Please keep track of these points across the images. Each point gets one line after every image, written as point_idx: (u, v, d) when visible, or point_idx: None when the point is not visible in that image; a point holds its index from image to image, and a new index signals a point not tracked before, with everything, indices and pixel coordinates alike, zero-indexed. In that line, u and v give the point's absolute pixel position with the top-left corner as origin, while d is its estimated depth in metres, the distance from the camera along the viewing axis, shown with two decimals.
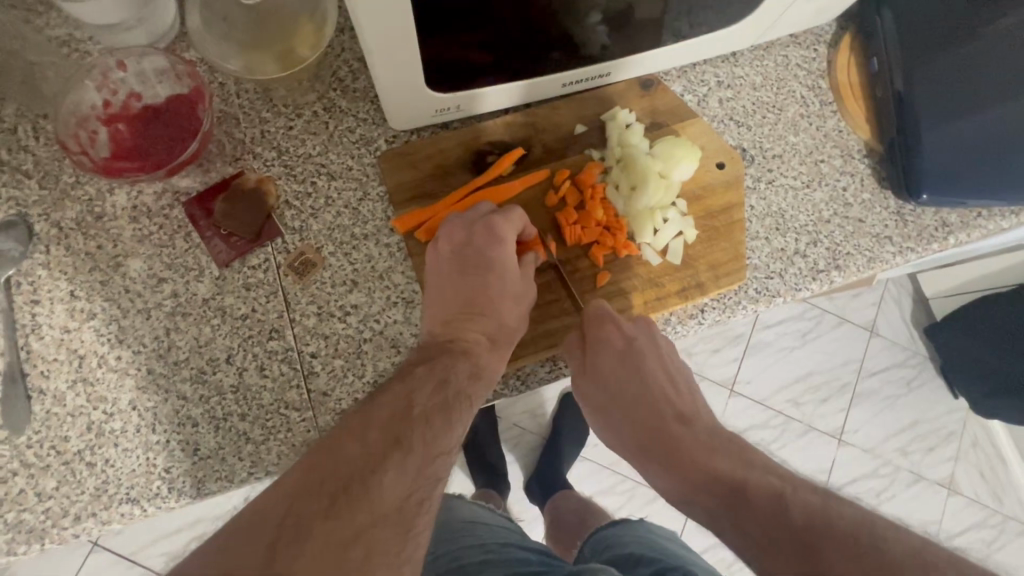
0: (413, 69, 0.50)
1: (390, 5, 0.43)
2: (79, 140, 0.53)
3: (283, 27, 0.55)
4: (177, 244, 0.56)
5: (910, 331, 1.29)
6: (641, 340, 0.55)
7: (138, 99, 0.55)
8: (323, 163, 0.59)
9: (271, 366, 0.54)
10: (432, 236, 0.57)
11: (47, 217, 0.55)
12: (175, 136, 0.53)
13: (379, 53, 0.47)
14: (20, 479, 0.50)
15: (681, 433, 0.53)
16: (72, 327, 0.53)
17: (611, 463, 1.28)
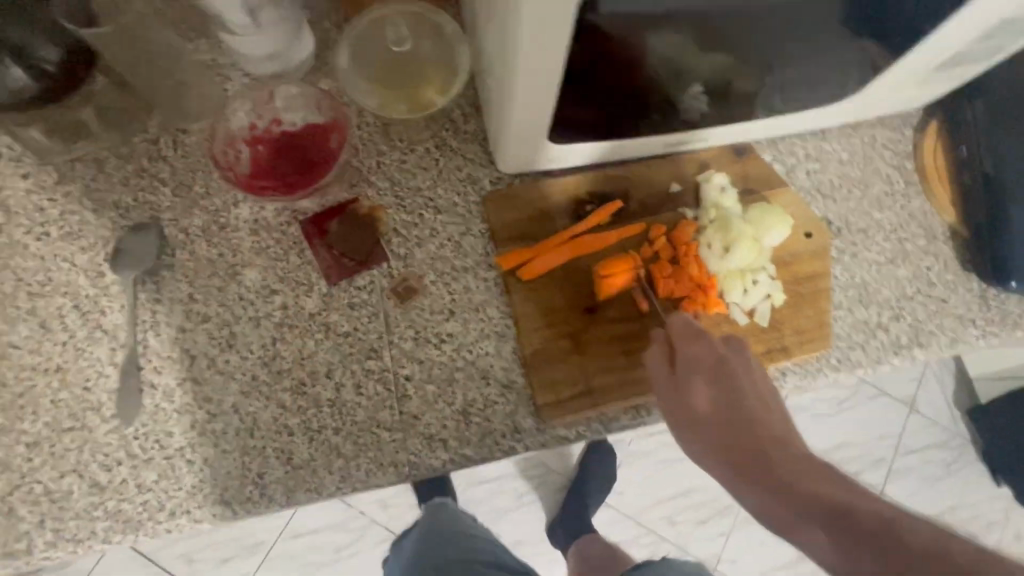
0: (542, 129, 0.53)
1: (539, 84, 0.46)
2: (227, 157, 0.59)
3: (418, 74, 0.59)
4: (290, 259, 0.59)
5: (950, 411, 1.26)
6: (732, 357, 0.49)
7: (275, 121, 0.60)
8: (430, 197, 0.62)
9: (367, 384, 0.56)
10: (533, 277, 0.58)
11: (176, 222, 0.59)
12: (313, 164, 0.59)
13: (518, 116, 0.51)
14: (124, 469, 0.52)
15: (778, 452, 0.42)
16: (187, 328, 0.56)
17: (636, 515, 1.26)
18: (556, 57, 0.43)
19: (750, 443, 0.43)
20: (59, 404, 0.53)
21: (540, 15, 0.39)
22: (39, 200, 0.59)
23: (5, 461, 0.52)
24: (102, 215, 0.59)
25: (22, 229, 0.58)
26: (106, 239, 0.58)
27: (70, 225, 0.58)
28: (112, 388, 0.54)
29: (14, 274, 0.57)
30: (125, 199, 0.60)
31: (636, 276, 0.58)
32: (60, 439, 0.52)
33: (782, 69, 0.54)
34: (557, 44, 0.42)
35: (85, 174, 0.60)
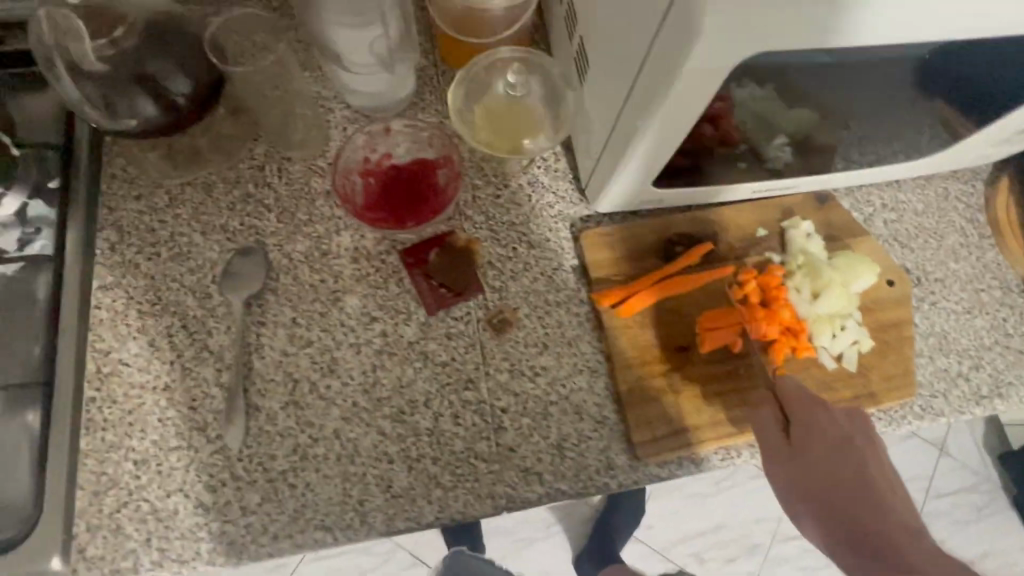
0: (649, 176, 0.55)
1: (663, 135, 0.48)
2: (343, 188, 0.62)
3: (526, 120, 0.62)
4: (390, 287, 0.61)
5: (981, 454, 1.26)
6: (859, 439, 0.53)
7: (385, 154, 0.63)
8: (524, 232, 0.64)
9: (464, 415, 0.57)
10: (630, 314, 0.59)
11: (280, 247, 0.61)
12: (424, 198, 0.63)
13: (631, 164, 0.53)
14: (228, 490, 0.53)
15: (903, 542, 0.47)
16: (290, 351, 0.58)
17: (664, 549, 1.25)
18: (694, 108, 0.45)
19: (874, 532, 0.48)
20: (165, 423, 0.54)
21: (694, 75, 0.41)
22: (150, 222, 0.61)
23: (113, 478, 0.52)
24: (209, 238, 0.61)
25: (134, 249, 0.60)
26: (213, 262, 0.60)
27: (179, 247, 0.60)
28: (217, 409, 0.55)
29: (125, 293, 0.58)
30: (231, 223, 0.62)
31: (742, 330, 0.59)
32: (167, 458, 0.53)
33: (872, 124, 0.57)
34: (700, 96, 0.43)
35: (194, 198, 0.62)
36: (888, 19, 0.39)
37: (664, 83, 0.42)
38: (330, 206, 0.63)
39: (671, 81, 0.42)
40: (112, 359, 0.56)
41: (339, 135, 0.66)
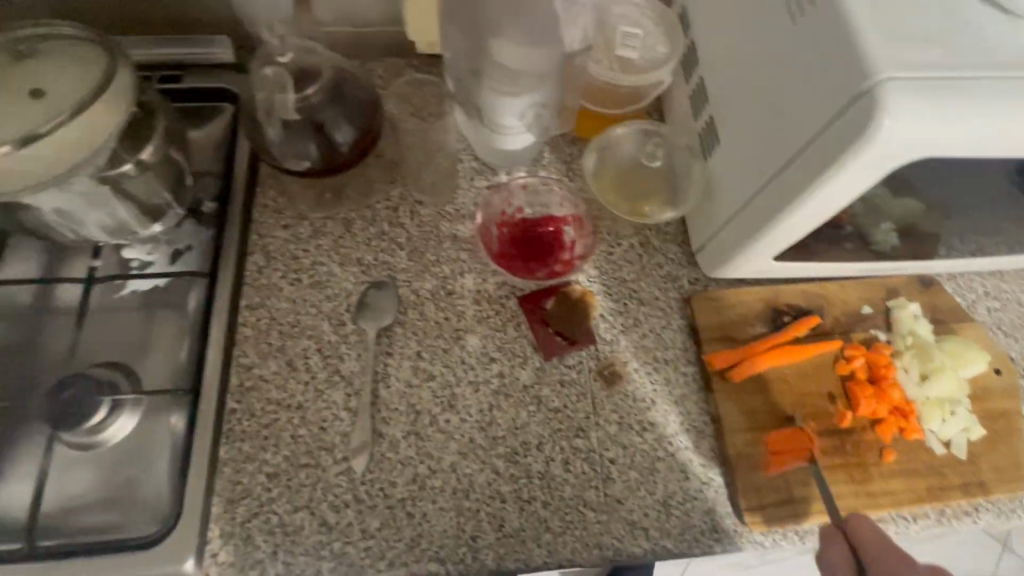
0: (776, 250, 0.58)
1: (807, 219, 0.52)
2: (484, 236, 0.68)
3: (653, 188, 0.69)
4: (508, 330, 0.64)
5: None
6: None
7: (517, 210, 0.70)
8: (635, 290, 0.67)
9: (574, 461, 0.59)
10: (739, 378, 0.62)
11: (409, 284, 0.66)
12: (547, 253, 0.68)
13: (765, 240, 0.56)
14: (350, 512, 0.55)
15: None
16: (414, 383, 0.61)
17: None
18: (846, 198, 0.48)
19: None
20: (297, 440, 0.58)
21: (858, 173, 0.45)
22: (294, 250, 0.67)
23: (246, 488, 0.56)
24: (346, 270, 0.66)
25: (278, 274, 0.65)
26: (348, 292, 0.65)
27: (319, 275, 0.65)
28: (344, 432, 0.58)
29: (269, 314, 0.63)
30: (367, 257, 0.67)
31: (811, 458, 0.58)
32: (296, 474, 0.57)
33: (988, 220, 0.59)
34: (849, 192, 0.47)
35: (334, 232, 0.68)
36: (920, 134, 0.42)
37: (822, 178, 0.46)
38: (456, 249, 0.68)
39: (833, 176, 0.46)
40: (252, 374, 0.60)
41: (468, 184, 0.71)
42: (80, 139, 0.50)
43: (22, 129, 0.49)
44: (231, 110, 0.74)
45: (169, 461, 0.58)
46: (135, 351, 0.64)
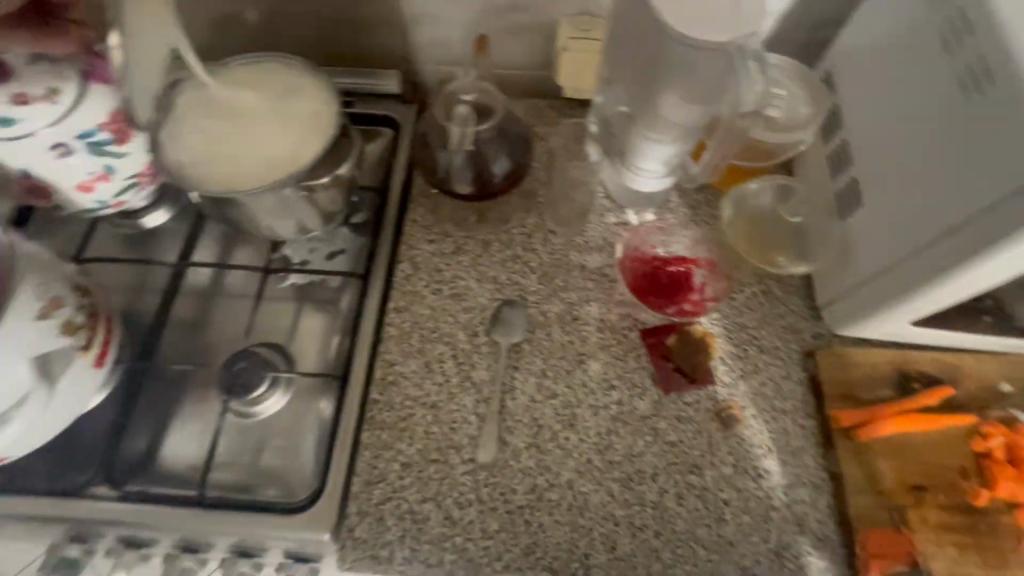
0: (918, 315, 0.59)
1: (965, 287, 0.52)
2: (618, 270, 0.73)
3: (782, 241, 0.72)
4: (629, 360, 0.67)
5: None
6: None
7: (652, 248, 0.74)
8: (755, 336, 0.69)
9: (687, 497, 0.60)
10: (864, 438, 0.61)
11: (538, 305, 0.71)
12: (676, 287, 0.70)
13: (910, 304, 0.57)
14: (472, 511, 0.59)
15: None
16: (537, 399, 0.65)
17: None
18: (1012, 271, 0.49)
19: None
20: (429, 436, 0.63)
21: None
22: (437, 263, 0.74)
23: (382, 473, 0.61)
24: (482, 286, 0.72)
25: (423, 283, 0.72)
26: (483, 307, 0.71)
27: (458, 288, 0.72)
28: (472, 435, 0.63)
29: (412, 317, 0.70)
30: (501, 276, 0.73)
31: (911, 562, 0.56)
32: (427, 467, 0.61)
33: None
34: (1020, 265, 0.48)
35: (474, 250, 0.74)
36: None
37: (992, 250, 0.47)
38: (583, 278, 0.73)
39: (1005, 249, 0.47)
40: (394, 370, 0.67)
41: (598, 219, 0.76)
42: (293, 158, 0.63)
43: (266, 154, 0.64)
44: (391, 134, 0.83)
45: (315, 439, 0.65)
46: (293, 337, 0.73)
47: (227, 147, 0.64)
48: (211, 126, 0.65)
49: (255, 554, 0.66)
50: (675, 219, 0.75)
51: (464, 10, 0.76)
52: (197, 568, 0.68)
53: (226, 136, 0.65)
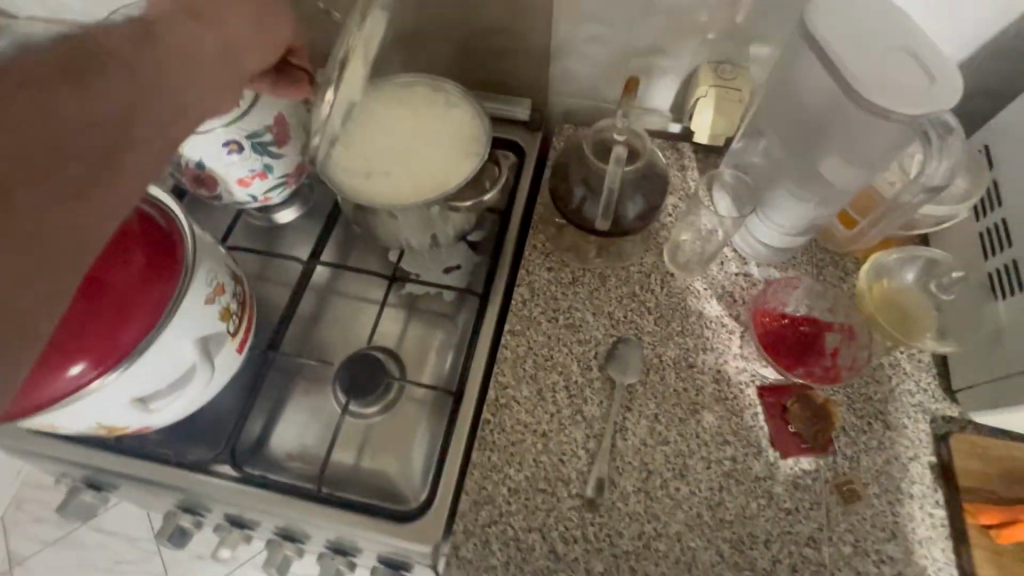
0: None
1: None
2: (741, 321, 0.72)
3: (917, 308, 0.69)
4: (744, 417, 0.66)
5: None
6: None
7: (781, 304, 0.71)
8: (881, 410, 0.66)
9: (802, 571, 0.58)
10: (1006, 540, 0.58)
11: (654, 348, 0.70)
12: (805, 344, 0.67)
13: None
14: (577, 549, 0.59)
15: None
16: (649, 443, 0.64)
17: None
18: None
19: None
20: (538, 464, 0.63)
21: None
22: (554, 291, 0.74)
23: (490, 495, 0.62)
24: (598, 319, 0.72)
25: (539, 309, 0.73)
26: (598, 341, 0.71)
27: (574, 319, 0.72)
28: (581, 470, 0.63)
29: (528, 343, 0.71)
30: (617, 313, 0.73)
31: None
32: (534, 496, 0.62)
33: None
34: None
35: (591, 283, 0.75)
36: None
37: None
38: (701, 325, 0.72)
39: None
40: (507, 393, 0.67)
41: (719, 266, 0.75)
42: (437, 182, 0.65)
43: (412, 172, 0.66)
44: (514, 159, 0.85)
45: (425, 451, 0.68)
46: (406, 346, 0.76)
47: (383, 155, 0.68)
48: (370, 134, 0.69)
49: (350, 553, 0.68)
50: (804, 277, 0.72)
51: (606, 48, 0.78)
52: (294, 557, 0.71)
53: (381, 148, 0.68)
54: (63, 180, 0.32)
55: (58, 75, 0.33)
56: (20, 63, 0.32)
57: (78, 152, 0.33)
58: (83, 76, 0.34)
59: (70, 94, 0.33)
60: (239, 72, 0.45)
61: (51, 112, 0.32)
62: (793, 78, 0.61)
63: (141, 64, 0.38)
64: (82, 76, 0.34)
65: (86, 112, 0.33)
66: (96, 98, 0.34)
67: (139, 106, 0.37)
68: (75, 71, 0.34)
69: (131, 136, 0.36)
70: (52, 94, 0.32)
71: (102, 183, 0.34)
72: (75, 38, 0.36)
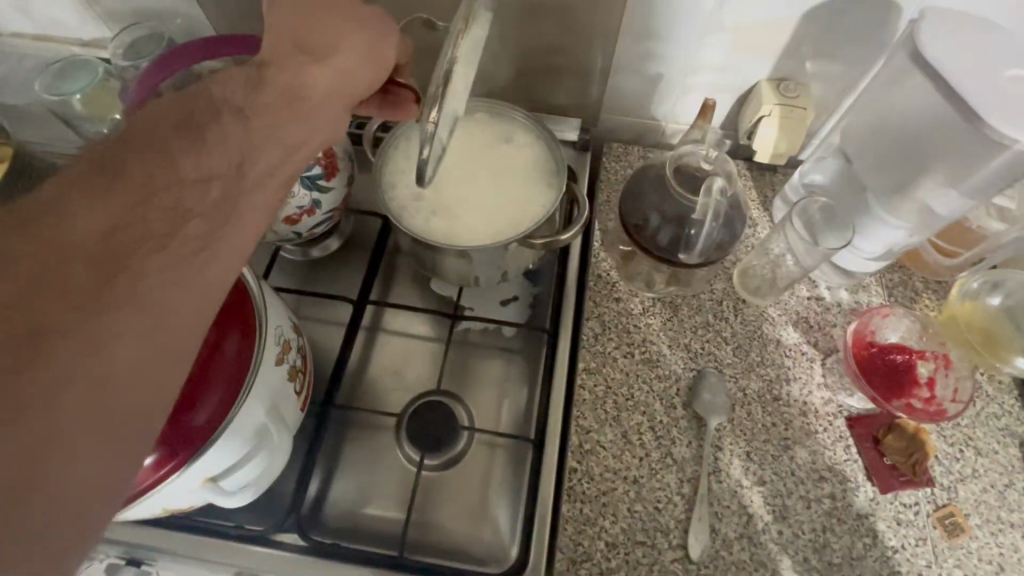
0: None
1: None
2: (822, 348, 0.70)
3: (1000, 330, 0.68)
4: (837, 451, 0.64)
5: None
6: None
7: (869, 330, 0.68)
8: (970, 436, 0.65)
9: None
10: None
11: (737, 381, 0.67)
12: (897, 377, 0.65)
13: None
14: None
15: None
16: (744, 484, 0.62)
17: None
18: None
19: None
20: (633, 514, 0.60)
21: None
22: (627, 324, 0.71)
23: (588, 552, 0.58)
24: (674, 352, 0.69)
25: (613, 345, 0.69)
26: (678, 376, 0.68)
27: (650, 353, 0.69)
28: (679, 518, 0.60)
29: (605, 381, 0.67)
30: (695, 344, 0.70)
31: None
32: (634, 550, 0.58)
33: None
34: None
35: (663, 313, 0.72)
36: None
37: None
38: (780, 354, 0.69)
39: None
40: (591, 438, 0.64)
41: (791, 292, 0.73)
42: (514, 221, 0.64)
43: (488, 211, 0.65)
44: None
45: (507, 505, 0.63)
46: (469, 387, 0.70)
47: (467, 194, 0.66)
48: (455, 173, 0.67)
49: None
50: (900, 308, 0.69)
51: (664, 66, 0.75)
52: None
53: (454, 188, 0.66)
54: (192, 229, 0.35)
55: (183, 133, 0.37)
56: (149, 126, 0.37)
57: (202, 206, 0.36)
58: (202, 131, 0.38)
59: (192, 150, 0.37)
60: (332, 121, 0.47)
61: (179, 167, 0.36)
62: (896, 106, 0.62)
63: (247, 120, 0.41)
64: (200, 133, 0.38)
65: (205, 166, 0.37)
66: (213, 152, 0.38)
67: (248, 161, 0.40)
68: (194, 129, 0.38)
69: (228, 195, 0.38)
70: (179, 154, 0.36)
71: (223, 238, 0.37)
72: (195, 98, 0.40)
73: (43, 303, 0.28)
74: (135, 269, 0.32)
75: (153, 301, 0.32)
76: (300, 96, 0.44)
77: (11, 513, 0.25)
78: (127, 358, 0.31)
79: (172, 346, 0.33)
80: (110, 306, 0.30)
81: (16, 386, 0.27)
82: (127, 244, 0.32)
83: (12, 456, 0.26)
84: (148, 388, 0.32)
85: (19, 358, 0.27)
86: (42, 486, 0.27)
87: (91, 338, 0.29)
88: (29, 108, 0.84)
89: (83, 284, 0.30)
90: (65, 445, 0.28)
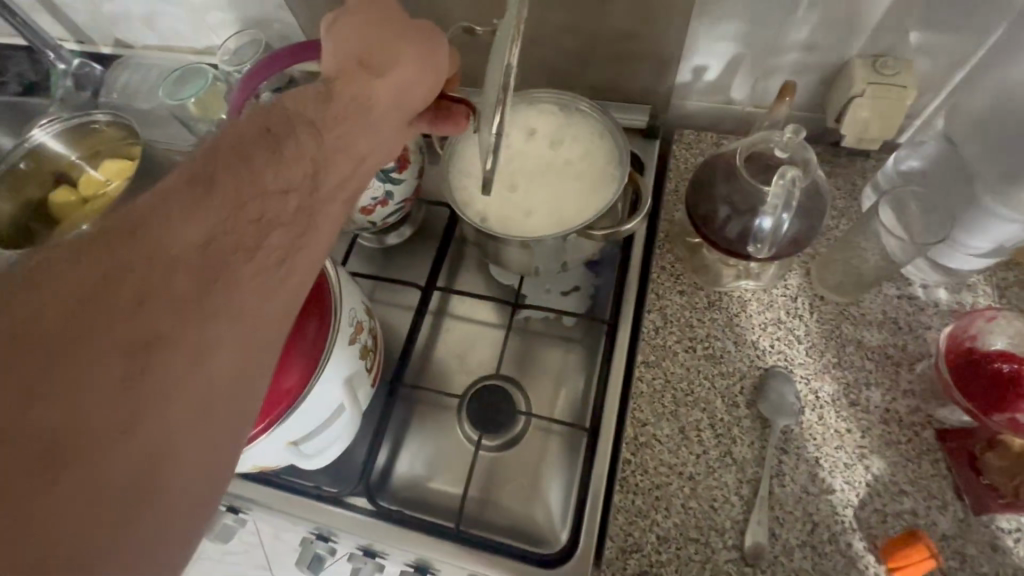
0: None
1: None
2: (912, 353, 0.64)
3: None
4: (923, 465, 0.59)
5: None
6: None
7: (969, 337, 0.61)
8: None
9: None
10: None
11: (808, 382, 0.64)
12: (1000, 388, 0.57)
13: None
14: None
15: None
16: (812, 491, 0.59)
17: None
18: None
19: None
20: (687, 510, 0.59)
21: None
22: (689, 318, 0.69)
23: (637, 543, 0.58)
24: (740, 350, 0.66)
25: (674, 338, 0.68)
26: (743, 374, 0.65)
27: (713, 349, 0.67)
28: (736, 520, 0.58)
29: (665, 374, 0.66)
30: (762, 342, 0.66)
31: None
32: (686, 546, 0.57)
33: None
34: None
35: (730, 308, 0.69)
36: None
37: None
38: (862, 357, 0.64)
39: None
40: (646, 430, 0.63)
41: (877, 289, 0.67)
42: (577, 212, 0.64)
43: (550, 202, 0.66)
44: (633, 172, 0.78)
45: (559, 488, 0.66)
46: (528, 374, 0.72)
47: (532, 188, 0.67)
48: (519, 166, 0.68)
49: None
50: (1009, 312, 0.60)
51: (742, 47, 0.70)
52: None
53: (518, 181, 0.67)
54: (274, 239, 0.37)
55: (262, 145, 0.39)
56: (236, 141, 0.39)
57: (282, 218, 0.38)
58: (280, 129, 0.41)
59: (269, 145, 0.40)
60: (396, 122, 0.49)
61: (261, 178, 0.38)
62: None
63: (320, 119, 0.44)
64: (277, 144, 0.40)
65: (283, 177, 0.39)
66: (288, 164, 0.40)
67: (322, 159, 0.43)
68: (273, 139, 0.40)
69: (306, 209, 0.41)
70: (261, 166, 0.38)
71: (301, 248, 0.40)
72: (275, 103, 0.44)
73: (152, 319, 0.30)
74: (228, 283, 0.34)
75: (242, 311, 0.34)
76: (369, 99, 0.47)
77: (136, 512, 0.28)
78: (222, 369, 0.33)
79: (258, 351, 0.35)
80: (209, 318, 0.32)
81: (131, 397, 0.29)
82: (219, 257, 0.34)
83: (132, 459, 0.28)
84: (239, 392, 0.34)
85: (131, 371, 0.29)
86: (162, 485, 0.30)
87: (190, 350, 0.31)
88: (153, 111, 0.95)
89: (185, 300, 0.32)
90: (173, 452, 0.30)
